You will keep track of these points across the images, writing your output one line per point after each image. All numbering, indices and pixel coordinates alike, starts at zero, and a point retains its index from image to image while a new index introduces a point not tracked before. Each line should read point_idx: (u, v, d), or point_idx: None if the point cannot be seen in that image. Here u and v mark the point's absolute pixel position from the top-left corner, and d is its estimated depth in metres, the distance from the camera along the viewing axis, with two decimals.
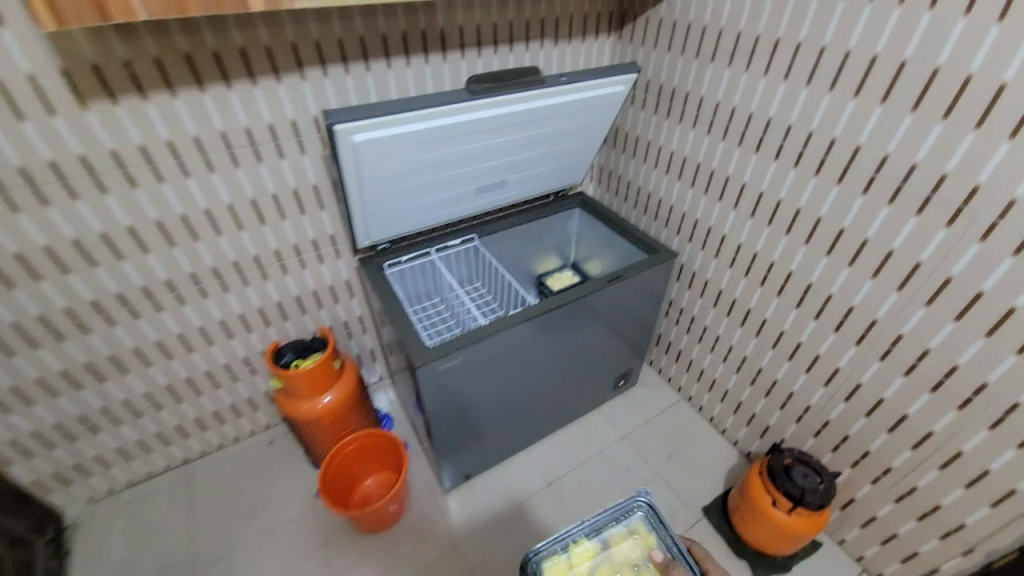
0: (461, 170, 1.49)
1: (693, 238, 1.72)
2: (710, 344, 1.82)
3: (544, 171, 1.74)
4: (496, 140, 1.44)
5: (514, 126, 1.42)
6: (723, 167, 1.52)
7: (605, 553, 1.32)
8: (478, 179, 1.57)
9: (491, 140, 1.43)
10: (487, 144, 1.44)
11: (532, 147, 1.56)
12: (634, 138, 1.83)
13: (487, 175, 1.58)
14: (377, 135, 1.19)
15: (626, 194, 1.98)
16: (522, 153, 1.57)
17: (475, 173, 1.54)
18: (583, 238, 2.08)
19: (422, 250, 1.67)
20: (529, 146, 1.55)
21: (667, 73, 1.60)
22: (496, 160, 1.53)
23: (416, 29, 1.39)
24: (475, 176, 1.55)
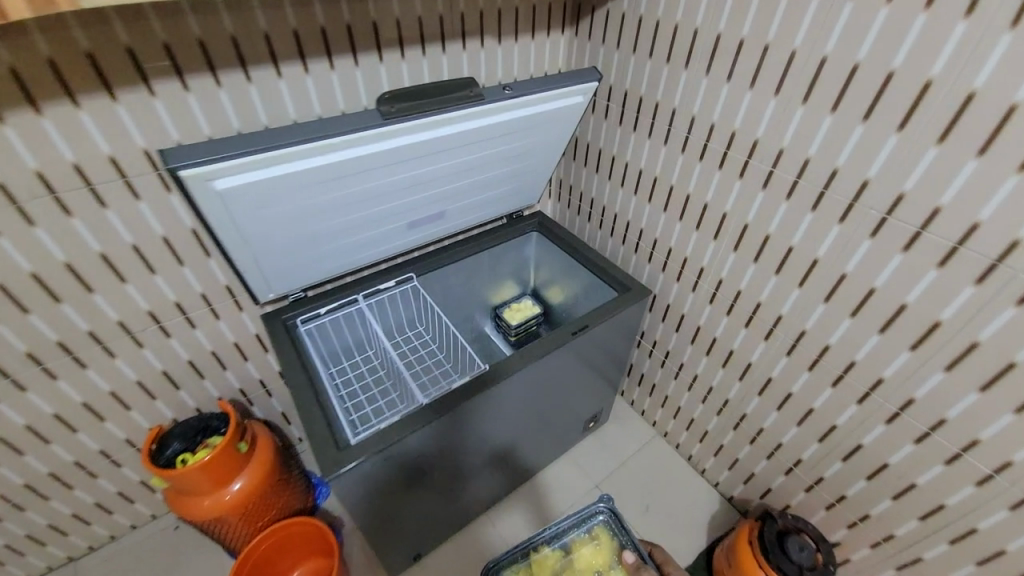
0: (383, 205, 1.18)
1: (667, 269, 1.51)
2: (687, 382, 1.63)
3: (491, 196, 1.45)
4: (425, 168, 1.14)
5: (446, 151, 1.13)
6: (701, 192, 1.30)
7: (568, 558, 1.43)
8: (407, 212, 1.27)
9: (418, 168, 1.13)
10: (413, 173, 1.14)
11: (472, 172, 1.27)
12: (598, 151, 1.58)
13: (418, 207, 1.28)
14: (250, 176, 0.87)
15: (589, 213, 1.73)
16: (460, 179, 1.28)
17: (401, 206, 1.23)
18: (542, 263, 1.82)
19: (345, 298, 1.37)
20: (468, 171, 1.26)
21: (633, 78, 1.34)
22: (427, 190, 1.23)
23: (312, 25, 1.06)
24: (401, 209, 1.25)
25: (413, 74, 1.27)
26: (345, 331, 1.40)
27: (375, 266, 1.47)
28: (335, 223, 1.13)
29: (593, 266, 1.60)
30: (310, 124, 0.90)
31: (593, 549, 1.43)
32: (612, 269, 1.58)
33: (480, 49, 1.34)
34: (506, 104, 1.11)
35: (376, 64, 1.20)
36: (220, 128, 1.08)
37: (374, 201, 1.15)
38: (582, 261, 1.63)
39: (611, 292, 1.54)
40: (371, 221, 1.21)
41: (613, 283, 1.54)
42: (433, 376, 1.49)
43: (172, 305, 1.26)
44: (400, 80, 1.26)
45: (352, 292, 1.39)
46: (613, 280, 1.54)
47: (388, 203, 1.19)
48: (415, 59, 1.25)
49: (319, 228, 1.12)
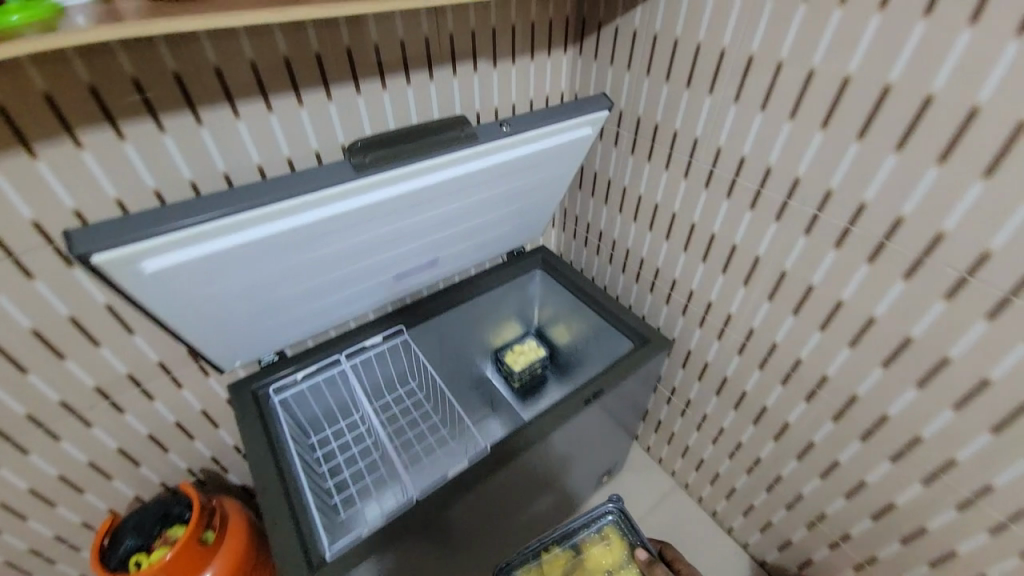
0: (363, 261, 1.02)
1: (687, 312, 1.35)
2: (712, 435, 1.49)
3: (489, 239, 1.29)
4: (409, 219, 0.98)
5: (434, 200, 0.97)
6: (728, 233, 1.14)
7: (576, 560, 1.31)
8: (392, 265, 1.11)
9: (402, 221, 0.97)
10: (397, 226, 0.98)
11: (466, 217, 1.11)
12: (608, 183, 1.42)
13: (404, 259, 1.12)
14: (191, 251, 0.71)
15: (598, 247, 1.57)
16: (452, 227, 1.11)
17: (385, 260, 1.07)
18: (547, 302, 1.66)
19: (326, 361, 1.20)
20: (460, 218, 1.10)
21: (648, 105, 1.19)
22: (414, 241, 1.07)
23: (275, 57, 0.90)
24: (385, 263, 1.08)
25: (397, 107, 1.11)
26: (328, 396, 1.24)
27: (364, 322, 1.32)
28: (307, 284, 0.97)
29: (605, 312, 1.45)
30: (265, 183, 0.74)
31: (604, 553, 1.32)
32: (627, 315, 1.42)
33: (472, 74, 1.18)
34: (502, 144, 0.95)
35: (352, 97, 1.04)
36: (167, 180, 0.92)
37: (352, 258, 0.99)
38: (593, 306, 1.47)
39: (627, 342, 1.38)
40: (350, 278, 1.05)
41: (629, 332, 1.38)
42: (429, 442, 1.33)
43: (125, 377, 1.10)
44: (382, 113, 1.10)
45: (335, 353, 1.23)
46: (629, 330, 1.38)
47: (369, 259, 1.02)
48: (399, 89, 1.09)
49: (288, 293, 0.96)
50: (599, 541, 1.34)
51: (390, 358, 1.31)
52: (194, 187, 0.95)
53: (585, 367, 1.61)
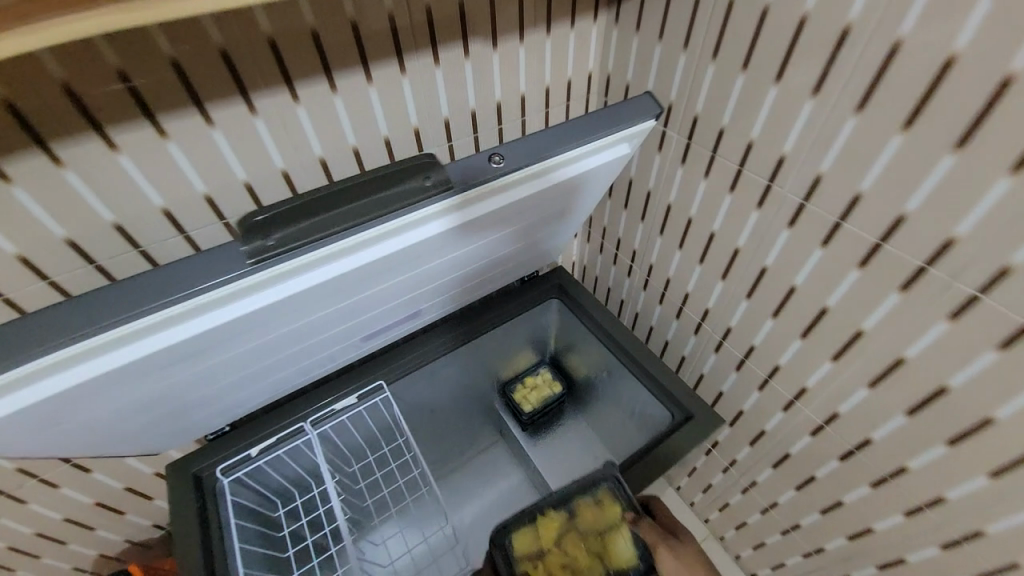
0: (315, 333, 0.79)
1: (744, 369, 1.07)
2: (761, 505, 1.24)
3: (489, 275, 1.02)
4: (368, 289, 0.73)
5: (400, 267, 0.70)
6: (816, 292, 0.82)
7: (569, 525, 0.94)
8: (360, 326, 0.87)
9: (358, 292, 0.72)
10: (351, 296, 0.73)
11: (452, 268, 0.84)
12: (650, 197, 1.10)
13: (375, 318, 0.88)
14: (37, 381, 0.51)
15: (632, 268, 1.28)
16: (436, 278, 0.85)
17: (348, 325, 0.84)
18: (565, 334, 1.37)
19: (288, 434, 0.98)
20: (444, 268, 0.83)
21: (712, 103, 0.85)
22: (383, 302, 0.82)
23: (163, 66, 0.63)
24: (349, 326, 0.85)
25: (357, 113, 0.82)
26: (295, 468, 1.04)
27: (342, 373, 1.10)
28: (246, 363, 0.76)
29: (634, 364, 1.16)
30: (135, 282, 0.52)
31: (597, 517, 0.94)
32: (664, 369, 1.12)
33: (463, 59, 0.86)
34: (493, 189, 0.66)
35: (289, 108, 0.76)
36: (38, 236, 0.69)
37: (297, 333, 0.76)
38: (620, 354, 1.18)
39: (662, 406, 1.11)
40: (303, 348, 0.83)
41: (663, 394, 1.09)
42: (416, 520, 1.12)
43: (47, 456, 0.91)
44: (335, 124, 0.81)
45: (300, 419, 1.00)
46: (663, 391, 1.10)
47: (324, 328, 0.79)
48: (357, 92, 0.80)
49: (218, 375, 0.75)
50: (591, 505, 0.96)
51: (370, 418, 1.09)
52: (74, 244, 0.72)
53: (609, 414, 1.35)
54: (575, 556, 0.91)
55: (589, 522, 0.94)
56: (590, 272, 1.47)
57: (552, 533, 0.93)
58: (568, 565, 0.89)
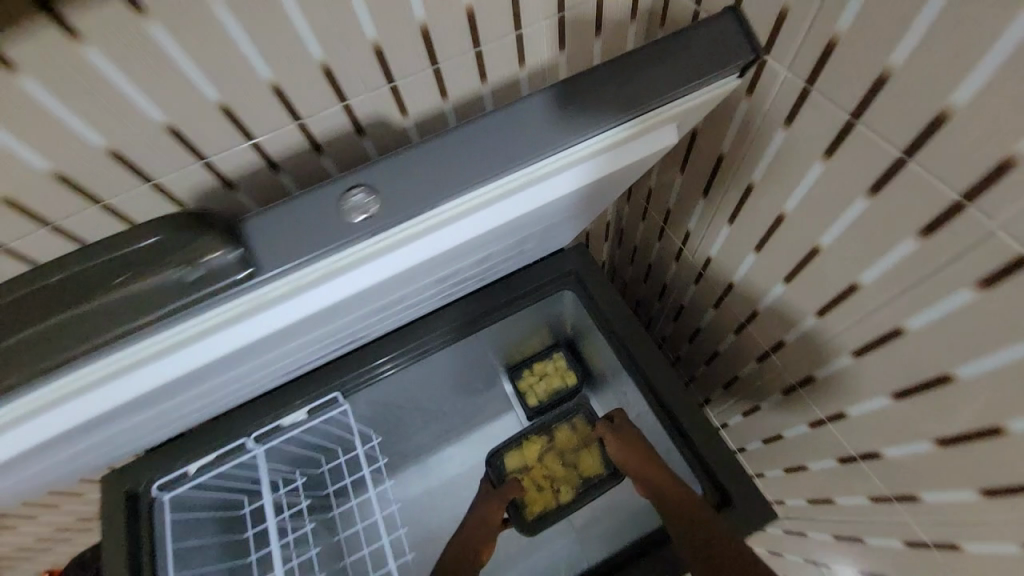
0: (309, 346, 0.72)
1: (819, 427, 0.77)
2: (800, 557, 1.04)
3: (502, 264, 0.86)
4: (366, 306, 0.64)
5: (396, 282, 0.60)
6: (999, 401, 0.49)
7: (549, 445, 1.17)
8: (367, 328, 0.80)
9: (352, 311, 0.63)
10: (346, 315, 0.65)
11: (462, 270, 0.72)
12: (727, 167, 0.70)
13: (381, 321, 0.79)
14: (23, 418, 0.51)
15: (683, 253, 0.91)
16: (446, 281, 0.74)
17: (350, 332, 0.76)
18: (582, 328, 1.08)
19: (227, 451, 0.84)
20: (453, 271, 0.72)
21: (889, 33, 0.43)
22: (383, 308, 0.73)
23: None
24: (349, 333, 0.77)
25: (215, 55, 0.48)
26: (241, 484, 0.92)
27: (294, 381, 0.89)
28: (235, 381, 0.71)
29: (658, 409, 0.88)
30: (83, 308, 0.47)
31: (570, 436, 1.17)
32: (698, 420, 0.86)
33: None
34: (513, 179, 0.54)
35: (67, 52, 0.42)
36: None
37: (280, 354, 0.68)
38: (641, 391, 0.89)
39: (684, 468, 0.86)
40: (299, 358, 0.76)
41: (692, 453, 0.84)
42: (381, 543, 0.95)
43: None
44: (165, 69, 0.47)
45: (242, 435, 0.86)
46: (687, 449, 0.84)
47: (319, 342, 0.72)
48: (186, 9, 0.44)
49: (203, 395, 0.71)
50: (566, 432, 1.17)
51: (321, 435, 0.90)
52: None
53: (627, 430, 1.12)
54: (554, 465, 1.15)
55: (563, 438, 1.17)
56: (628, 239, 1.10)
57: (534, 451, 1.16)
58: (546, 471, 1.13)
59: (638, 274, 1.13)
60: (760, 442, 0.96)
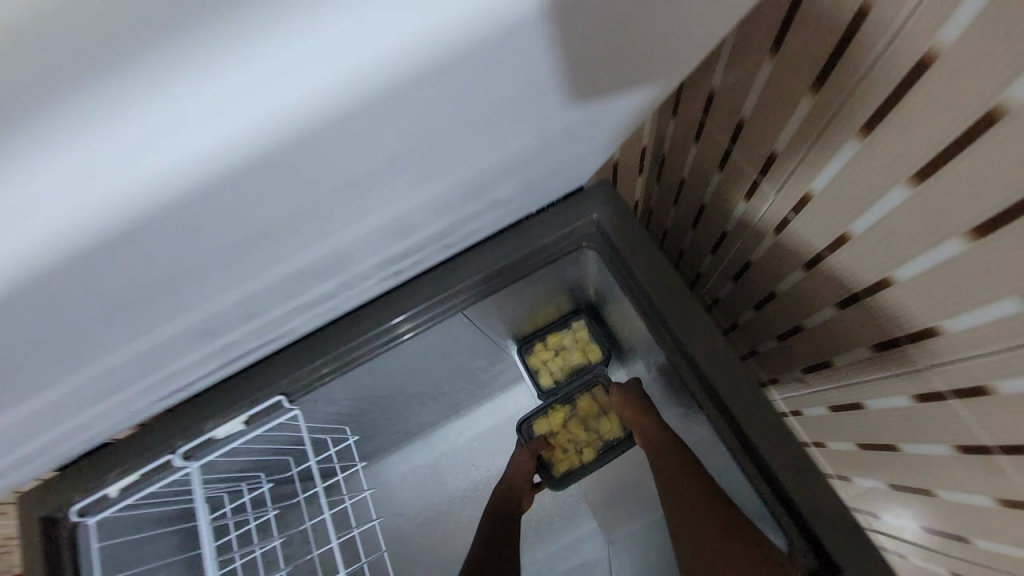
0: (186, 313, 0.44)
1: (971, 449, 0.52)
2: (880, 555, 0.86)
3: (491, 200, 0.59)
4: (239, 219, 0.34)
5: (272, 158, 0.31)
6: None
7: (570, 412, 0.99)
8: (290, 287, 0.52)
9: (217, 234, 0.34)
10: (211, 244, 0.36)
11: (413, 196, 0.46)
12: (879, 32, 0.38)
13: (313, 275, 0.53)
14: None
15: (760, 189, 0.61)
16: (395, 205, 0.47)
17: (263, 297, 0.50)
18: (608, 295, 0.81)
19: (157, 473, 0.67)
20: (404, 204, 0.46)
21: None
22: (303, 267, 0.48)
23: None
24: (267, 302, 0.52)
25: None
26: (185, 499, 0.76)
27: (230, 384, 0.69)
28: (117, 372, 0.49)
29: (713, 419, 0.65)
30: None
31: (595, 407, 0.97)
32: (775, 433, 0.63)
33: None
34: None
35: None
36: None
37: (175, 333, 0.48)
38: (694, 393, 0.66)
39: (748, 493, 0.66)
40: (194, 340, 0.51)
41: (758, 485, 0.62)
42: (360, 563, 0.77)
43: None
44: None
45: (169, 450, 0.67)
46: (751, 476, 0.62)
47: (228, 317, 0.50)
48: None
49: (55, 400, 0.47)
50: (587, 397, 0.97)
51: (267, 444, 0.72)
52: None
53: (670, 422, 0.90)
54: (577, 433, 0.98)
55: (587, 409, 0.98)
56: (673, 169, 0.79)
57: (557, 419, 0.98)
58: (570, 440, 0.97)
59: (685, 217, 0.83)
60: (852, 445, 0.73)
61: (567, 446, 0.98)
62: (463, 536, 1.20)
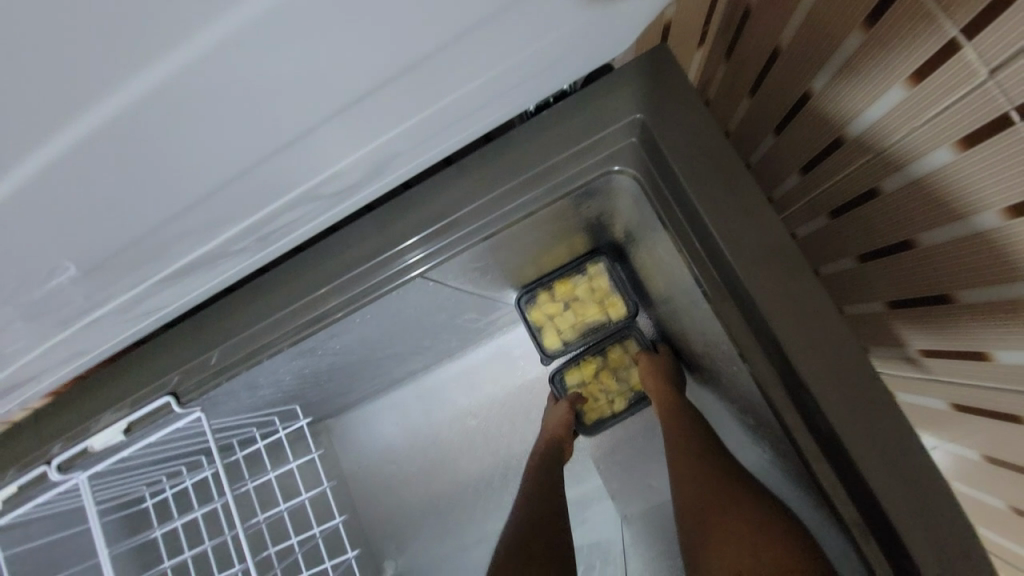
0: None
1: None
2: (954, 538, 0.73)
3: (447, 86, 0.32)
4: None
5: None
6: None
7: (605, 359, 0.79)
8: (55, 244, 0.28)
9: None
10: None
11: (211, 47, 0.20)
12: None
13: (98, 224, 0.28)
14: None
15: (958, 60, 0.33)
16: (197, 71, 0.21)
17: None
18: (642, 237, 0.57)
19: (30, 481, 0.51)
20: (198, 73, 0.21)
21: None
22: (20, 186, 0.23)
23: None
24: (29, 268, 0.29)
25: None
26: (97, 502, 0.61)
27: (106, 377, 0.50)
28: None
29: (782, 422, 0.43)
30: None
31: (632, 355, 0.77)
32: (894, 461, 0.39)
33: None
34: None
35: None
36: None
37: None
38: (767, 397, 0.43)
39: (828, 530, 0.45)
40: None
41: (853, 535, 0.40)
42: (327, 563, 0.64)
43: None
44: None
45: (45, 459, 0.50)
46: (841, 521, 0.41)
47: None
48: None
49: None
50: (618, 348, 0.78)
51: (177, 439, 0.55)
52: None
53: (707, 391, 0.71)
54: (613, 382, 0.80)
55: (623, 357, 0.78)
56: (761, 34, 0.48)
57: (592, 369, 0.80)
58: (603, 391, 0.80)
59: (766, 116, 0.54)
60: (979, 447, 0.55)
61: (600, 399, 0.81)
62: (460, 488, 1.09)
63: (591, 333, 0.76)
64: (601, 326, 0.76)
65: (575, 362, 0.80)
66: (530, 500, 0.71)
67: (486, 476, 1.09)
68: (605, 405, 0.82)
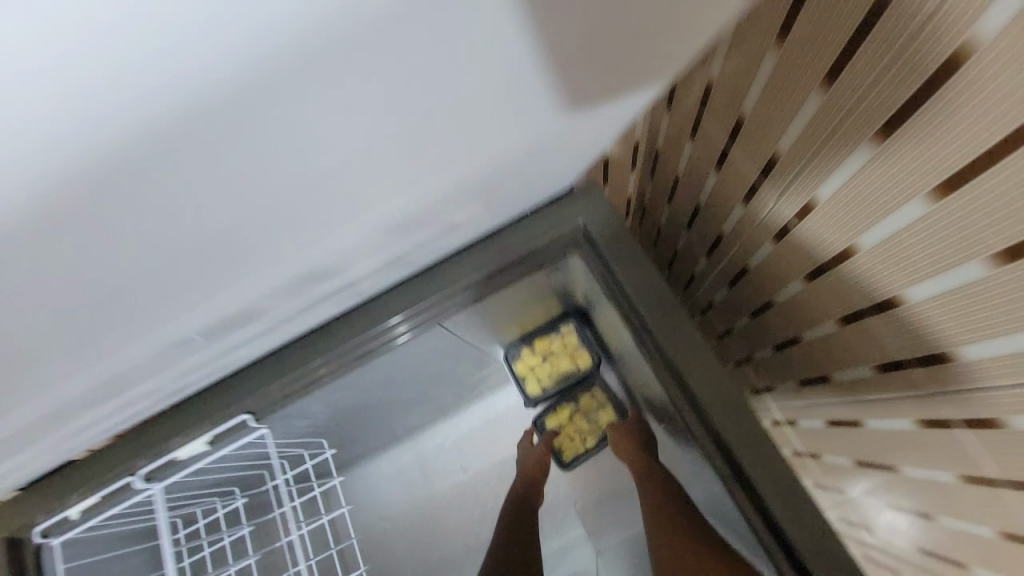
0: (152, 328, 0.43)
1: (954, 469, 0.50)
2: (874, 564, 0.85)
3: (467, 211, 0.55)
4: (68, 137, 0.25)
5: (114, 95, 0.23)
6: None
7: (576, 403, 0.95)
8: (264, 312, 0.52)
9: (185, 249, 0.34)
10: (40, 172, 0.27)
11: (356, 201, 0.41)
12: (916, 12, 0.31)
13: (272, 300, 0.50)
14: None
15: (761, 194, 0.56)
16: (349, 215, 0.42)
17: (215, 313, 0.46)
18: (597, 302, 0.77)
19: (120, 489, 0.63)
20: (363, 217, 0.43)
21: None
22: (262, 274, 0.44)
23: None
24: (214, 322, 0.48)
25: None
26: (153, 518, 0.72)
27: (191, 404, 0.64)
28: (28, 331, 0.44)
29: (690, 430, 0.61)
30: None
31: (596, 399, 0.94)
32: (754, 449, 0.60)
33: None
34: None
35: None
36: None
37: (76, 353, 0.41)
38: (677, 408, 0.64)
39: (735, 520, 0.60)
40: (122, 362, 0.46)
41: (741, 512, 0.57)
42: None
43: None
44: None
45: (129, 471, 0.63)
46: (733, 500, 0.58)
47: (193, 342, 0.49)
48: None
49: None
50: (587, 395, 0.95)
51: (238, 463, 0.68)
52: None
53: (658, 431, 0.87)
54: (583, 423, 0.95)
55: (590, 401, 0.94)
56: (666, 166, 0.73)
57: (566, 412, 0.95)
58: (576, 430, 0.95)
59: (680, 217, 0.78)
60: (850, 462, 0.70)
61: (574, 439, 0.95)
62: (456, 539, 1.18)
63: (564, 382, 0.94)
64: (572, 377, 0.93)
65: (553, 408, 0.96)
66: (515, 528, 0.84)
67: (475, 525, 1.18)
68: (579, 443, 0.96)
